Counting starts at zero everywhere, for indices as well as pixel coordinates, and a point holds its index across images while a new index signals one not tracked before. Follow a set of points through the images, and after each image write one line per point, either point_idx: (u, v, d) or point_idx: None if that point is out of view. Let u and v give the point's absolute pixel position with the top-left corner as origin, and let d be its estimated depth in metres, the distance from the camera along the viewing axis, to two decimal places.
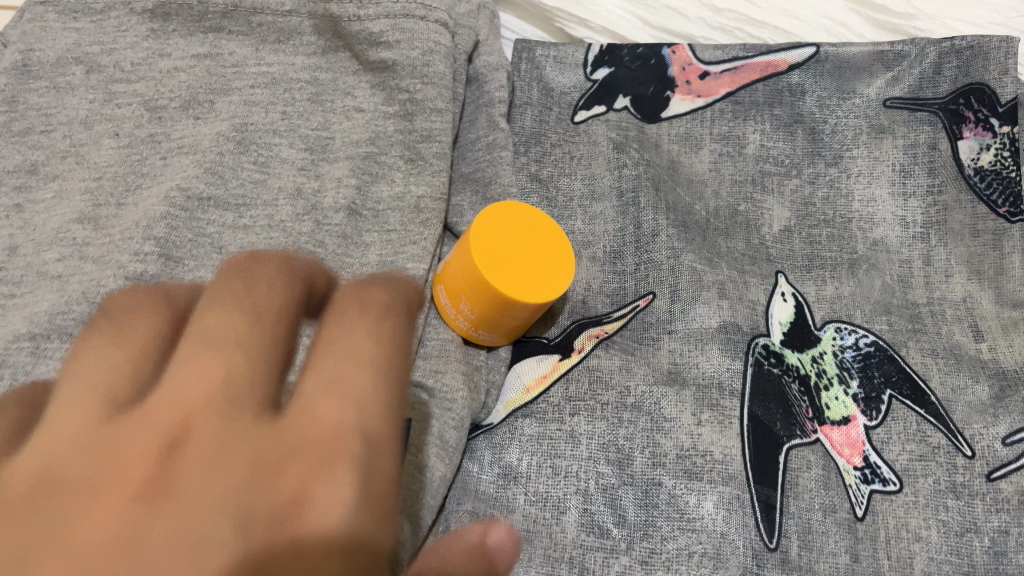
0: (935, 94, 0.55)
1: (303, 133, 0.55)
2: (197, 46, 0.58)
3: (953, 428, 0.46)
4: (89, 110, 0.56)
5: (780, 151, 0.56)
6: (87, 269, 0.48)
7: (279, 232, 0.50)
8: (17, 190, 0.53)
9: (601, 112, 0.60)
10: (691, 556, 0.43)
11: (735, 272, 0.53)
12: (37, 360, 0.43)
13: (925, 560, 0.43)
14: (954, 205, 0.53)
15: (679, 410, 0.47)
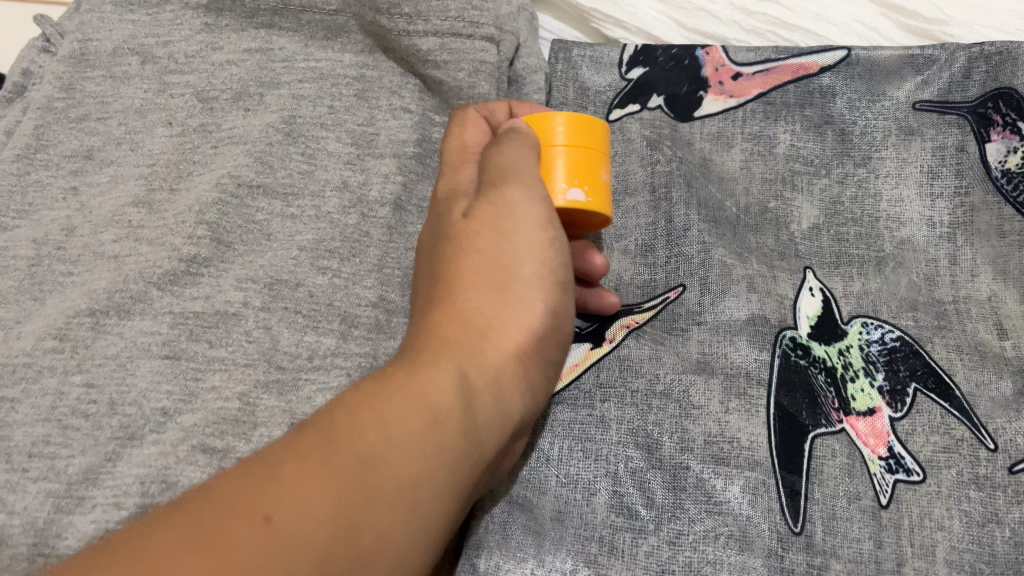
0: (964, 98, 0.56)
1: (350, 128, 0.57)
2: (249, 40, 0.60)
3: (977, 422, 0.48)
4: (143, 100, 0.58)
5: (809, 151, 0.58)
6: (143, 251, 0.51)
7: (326, 224, 0.53)
8: (74, 174, 0.56)
9: (635, 111, 0.61)
10: (717, 538, 0.45)
11: (765, 266, 0.55)
12: (96, 337, 0.47)
13: (947, 549, 0.44)
14: (981, 206, 0.53)
15: (707, 398, 0.49)
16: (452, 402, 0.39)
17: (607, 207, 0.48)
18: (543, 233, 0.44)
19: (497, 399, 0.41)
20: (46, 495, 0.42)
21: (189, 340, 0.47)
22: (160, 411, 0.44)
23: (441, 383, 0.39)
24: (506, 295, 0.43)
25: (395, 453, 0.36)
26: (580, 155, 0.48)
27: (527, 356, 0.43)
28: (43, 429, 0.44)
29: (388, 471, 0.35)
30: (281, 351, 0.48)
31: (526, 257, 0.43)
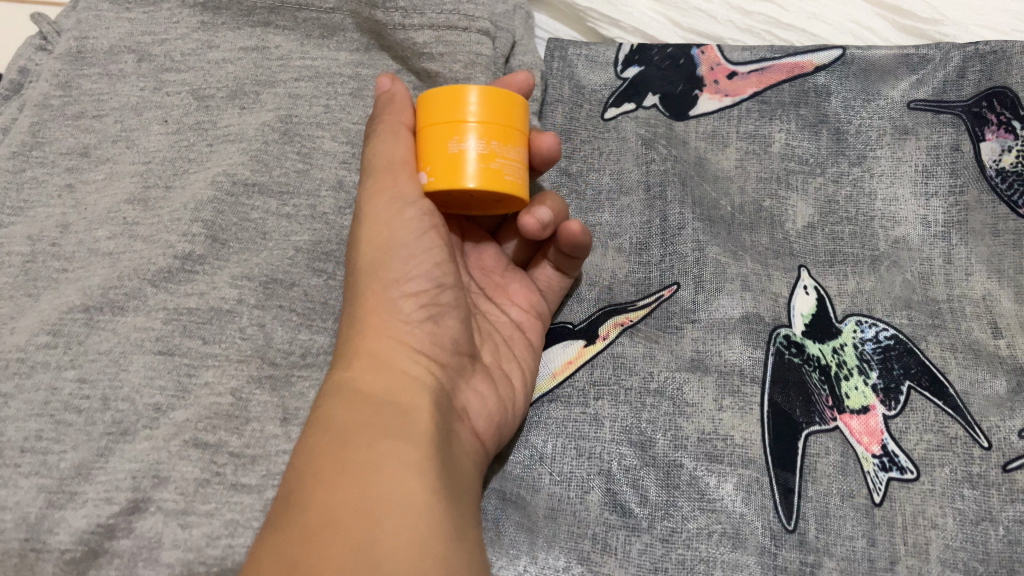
0: (959, 97, 0.56)
1: (345, 127, 0.57)
2: (245, 38, 0.60)
3: (971, 420, 0.48)
4: (139, 98, 0.58)
5: (805, 150, 0.58)
6: (137, 248, 0.51)
7: (321, 225, 0.53)
8: (69, 171, 0.56)
9: (631, 110, 0.61)
10: (711, 535, 0.45)
11: (759, 265, 0.54)
12: (90, 333, 0.47)
13: (941, 547, 0.44)
14: (975, 205, 0.53)
15: (701, 395, 0.49)
16: (349, 400, 0.41)
17: (515, 189, 0.45)
18: (394, 206, 0.46)
19: (397, 369, 0.42)
20: (37, 489, 0.42)
21: (181, 335, 0.47)
22: (152, 406, 0.44)
23: (338, 392, 0.41)
24: (373, 293, 0.45)
25: (327, 460, 0.38)
26: (493, 134, 0.44)
27: (411, 324, 0.45)
28: (35, 424, 0.44)
29: (328, 473, 0.37)
30: (275, 347, 0.48)
31: (376, 245, 0.46)
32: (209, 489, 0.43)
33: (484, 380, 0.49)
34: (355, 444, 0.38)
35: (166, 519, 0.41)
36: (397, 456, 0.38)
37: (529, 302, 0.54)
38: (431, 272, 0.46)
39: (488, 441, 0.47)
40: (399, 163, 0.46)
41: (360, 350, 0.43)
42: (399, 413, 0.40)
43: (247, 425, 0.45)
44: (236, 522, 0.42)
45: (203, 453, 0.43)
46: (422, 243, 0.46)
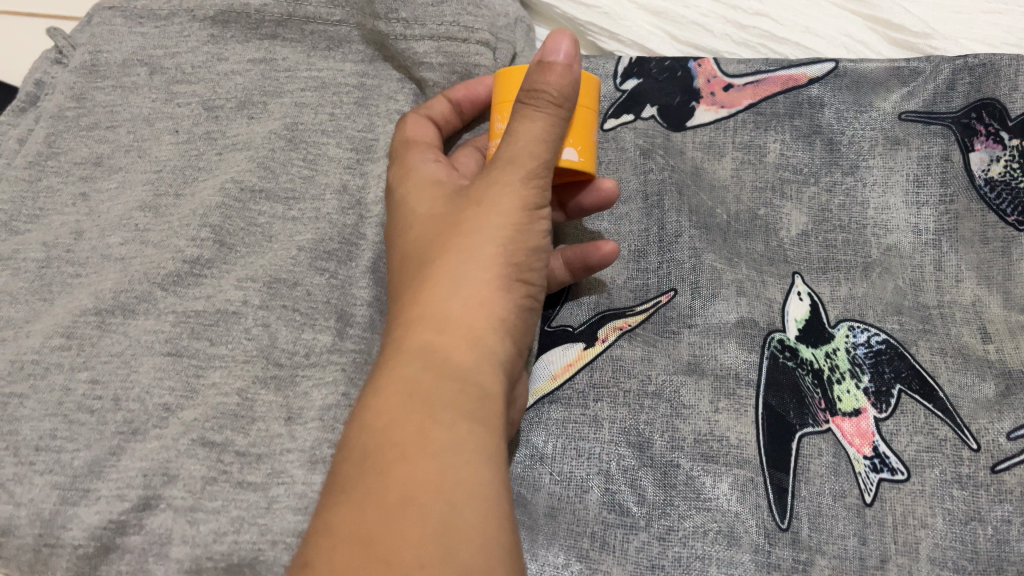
0: (948, 108, 0.57)
1: (350, 135, 0.58)
2: (253, 51, 0.62)
3: (960, 422, 0.49)
4: (151, 108, 0.60)
5: (799, 160, 0.59)
6: (148, 253, 0.52)
7: (326, 224, 0.55)
8: (83, 180, 0.57)
9: (629, 120, 0.63)
10: (706, 533, 0.46)
11: (754, 271, 0.56)
12: (102, 336, 0.48)
13: (930, 546, 0.45)
14: (965, 213, 0.55)
15: (697, 397, 0.50)
16: (439, 371, 0.40)
17: (586, 164, 0.49)
18: (534, 200, 0.45)
19: (489, 355, 0.42)
20: (51, 486, 0.43)
21: (190, 337, 0.48)
22: (161, 406, 0.46)
23: (429, 357, 0.41)
24: (485, 266, 0.44)
25: (415, 431, 0.38)
26: (569, 116, 0.48)
27: (510, 310, 0.44)
28: (50, 424, 0.45)
29: (418, 442, 0.37)
30: (279, 348, 0.49)
31: (499, 224, 0.44)
32: (216, 487, 0.44)
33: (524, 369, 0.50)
34: (446, 426, 0.38)
35: (176, 515, 0.43)
36: (480, 445, 0.38)
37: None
38: (535, 268, 0.46)
39: (516, 420, 0.49)
40: (536, 155, 0.45)
41: (462, 324, 0.42)
42: (487, 403, 0.40)
43: (253, 425, 0.46)
44: (242, 519, 0.43)
45: (210, 451, 0.45)
46: (540, 241, 0.46)
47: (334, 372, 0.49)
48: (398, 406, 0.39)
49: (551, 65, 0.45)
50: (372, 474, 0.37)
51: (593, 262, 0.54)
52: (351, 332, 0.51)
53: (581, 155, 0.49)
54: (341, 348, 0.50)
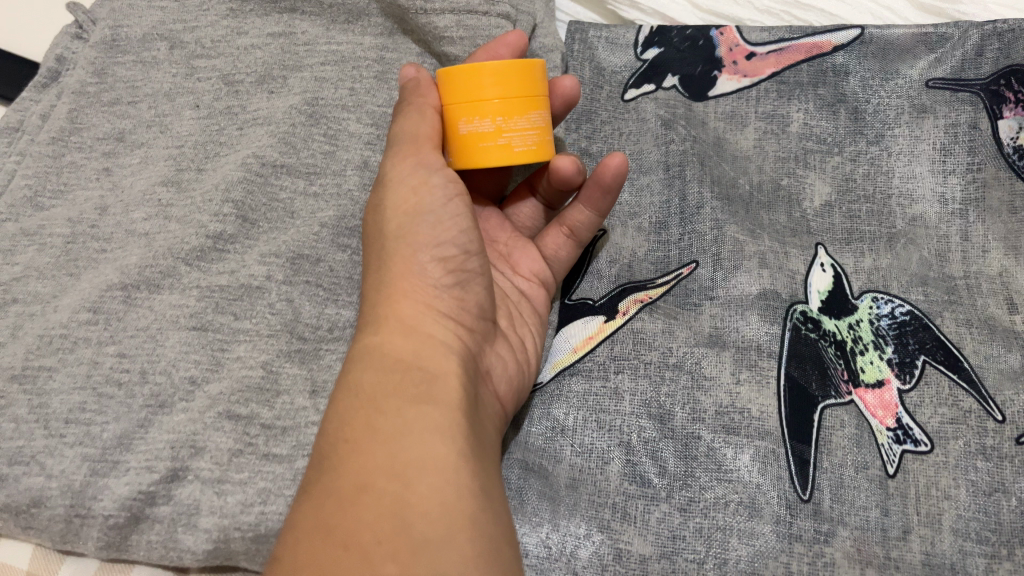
0: (977, 75, 0.56)
1: (370, 109, 0.58)
2: (272, 24, 0.62)
3: (986, 394, 0.48)
4: (172, 83, 0.60)
5: (823, 129, 0.58)
6: (171, 228, 0.53)
7: (346, 201, 0.55)
8: (106, 155, 0.58)
9: (650, 91, 0.62)
10: (728, 504, 0.46)
11: (776, 242, 0.55)
12: (128, 310, 0.49)
13: (954, 517, 0.45)
14: (993, 182, 0.54)
15: (719, 369, 0.50)
16: (373, 365, 0.41)
17: (538, 154, 0.47)
18: (418, 174, 0.47)
19: (424, 334, 0.43)
20: (81, 458, 0.44)
21: (214, 312, 0.49)
22: (188, 379, 0.46)
23: (365, 357, 0.42)
24: (403, 253, 0.46)
25: (359, 425, 0.39)
26: (507, 109, 0.46)
27: (438, 287, 0.45)
28: (79, 397, 0.46)
29: (361, 438, 0.38)
30: (303, 323, 0.50)
31: (402, 211, 0.46)
32: (242, 459, 0.44)
33: (506, 345, 0.50)
34: (385, 415, 0.39)
35: (203, 487, 0.43)
36: (425, 417, 0.38)
37: (532, 271, 0.56)
38: (457, 237, 0.46)
39: (508, 403, 0.49)
40: (416, 138, 0.47)
41: (388, 316, 0.44)
42: (426, 379, 0.41)
43: (278, 398, 0.47)
44: (268, 491, 0.44)
45: (236, 424, 0.45)
46: (448, 210, 0.46)
47: None
48: (341, 412, 0.40)
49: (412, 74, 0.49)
50: (326, 484, 0.37)
51: (607, 182, 0.52)
52: None
53: (532, 146, 0.47)
54: None
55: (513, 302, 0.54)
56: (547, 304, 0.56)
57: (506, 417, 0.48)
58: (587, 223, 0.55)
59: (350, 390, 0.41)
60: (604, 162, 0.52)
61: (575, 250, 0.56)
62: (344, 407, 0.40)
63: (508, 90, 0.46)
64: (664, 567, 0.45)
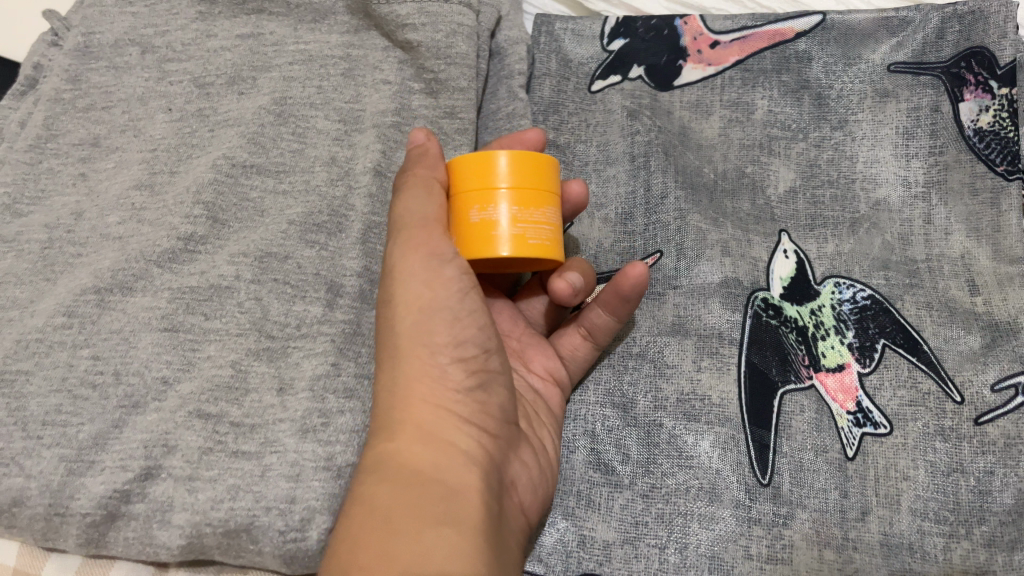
0: (938, 58, 0.57)
1: (337, 106, 0.59)
2: (241, 26, 0.63)
3: (944, 375, 0.49)
4: (144, 88, 0.61)
5: (787, 116, 0.59)
6: (144, 231, 0.54)
7: (314, 197, 0.55)
8: (82, 161, 0.59)
9: (617, 82, 0.63)
10: (689, 490, 0.47)
11: (740, 230, 0.56)
12: (101, 313, 0.50)
13: (912, 497, 0.46)
14: (954, 164, 0.54)
15: (681, 357, 0.51)
16: (390, 479, 0.38)
17: (551, 251, 0.46)
18: (431, 264, 0.43)
19: (443, 443, 0.40)
20: (58, 459, 0.46)
21: (185, 312, 0.50)
22: (160, 379, 0.48)
23: (378, 471, 0.38)
24: (417, 351, 0.41)
25: (374, 552, 0.35)
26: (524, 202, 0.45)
27: (457, 391, 0.41)
28: (55, 399, 0.47)
29: (379, 564, 0.34)
30: (271, 321, 0.51)
31: (415, 305, 0.42)
32: (213, 456, 0.46)
33: (528, 450, 0.46)
34: (403, 537, 0.35)
35: (176, 484, 0.45)
36: (449, 547, 0.35)
37: (547, 369, 0.51)
38: (476, 336, 0.42)
39: (529, 512, 0.45)
40: (426, 223, 0.44)
41: (404, 421, 0.40)
42: (447, 496, 0.37)
43: (246, 396, 0.48)
44: (238, 487, 0.45)
45: (206, 423, 0.46)
46: (467, 304, 0.42)
47: (324, 344, 0.50)
48: (353, 533, 0.36)
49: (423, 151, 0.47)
50: None
51: (625, 291, 0.48)
52: (341, 302, 0.52)
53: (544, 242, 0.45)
54: (331, 318, 0.51)
55: (528, 401, 0.49)
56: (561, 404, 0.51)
57: (528, 527, 0.45)
58: (607, 327, 0.51)
59: (363, 506, 0.37)
60: (624, 270, 0.48)
61: (592, 353, 0.52)
62: (357, 527, 0.36)
63: (524, 175, 0.45)
64: (627, 552, 0.46)
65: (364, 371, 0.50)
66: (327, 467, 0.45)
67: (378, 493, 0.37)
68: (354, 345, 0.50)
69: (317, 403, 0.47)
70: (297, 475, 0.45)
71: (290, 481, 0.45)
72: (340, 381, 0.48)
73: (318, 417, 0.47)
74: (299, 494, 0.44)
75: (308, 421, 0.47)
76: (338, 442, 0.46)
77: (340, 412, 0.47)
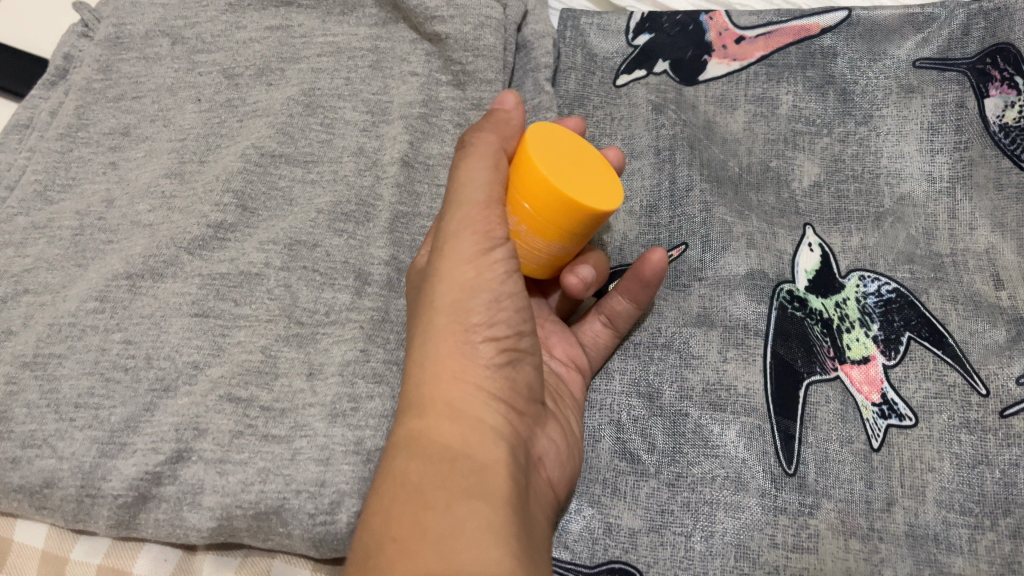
0: (964, 54, 0.57)
1: (364, 98, 0.60)
2: (270, 18, 0.64)
3: (970, 368, 0.49)
4: (174, 78, 0.62)
5: (811, 111, 0.59)
6: (174, 219, 0.54)
7: (342, 186, 0.56)
8: (112, 150, 0.59)
9: (642, 76, 0.63)
10: (714, 479, 0.47)
11: (765, 223, 0.56)
12: (133, 298, 0.51)
13: (937, 489, 0.46)
14: (979, 159, 0.55)
15: (706, 347, 0.51)
16: (422, 456, 0.38)
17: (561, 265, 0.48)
18: (480, 245, 0.42)
19: (473, 422, 0.39)
20: (91, 441, 0.46)
21: (216, 299, 0.51)
22: (191, 364, 0.48)
23: (410, 446, 0.38)
24: (455, 329, 0.41)
25: (407, 527, 0.36)
26: (552, 233, 0.44)
27: (490, 368, 0.41)
28: (87, 382, 0.48)
29: (409, 542, 0.35)
30: (300, 307, 0.51)
31: (457, 281, 0.41)
32: (243, 440, 0.46)
33: (554, 427, 0.47)
34: (436, 512, 0.36)
35: (206, 467, 0.45)
36: (481, 526, 0.35)
37: (569, 355, 0.52)
38: (511, 316, 0.42)
39: (557, 487, 0.46)
40: (487, 202, 0.43)
41: (437, 399, 0.39)
42: (475, 471, 0.38)
43: (276, 380, 0.48)
44: (268, 470, 0.45)
45: (237, 407, 0.47)
46: (508, 285, 0.42)
47: (353, 330, 0.50)
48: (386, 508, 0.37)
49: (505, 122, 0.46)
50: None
51: (646, 277, 0.50)
52: (369, 289, 0.52)
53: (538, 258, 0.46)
54: (359, 306, 0.52)
55: (553, 383, 0.50)
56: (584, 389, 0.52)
57: (557, 502, 0.46)
58: (627, 313, 0.52)
59: (397, 481, 0.37)
60: (645, 257, 0.50)
61: (613, 339, 0.53)
62: (390, 501, 0.37)
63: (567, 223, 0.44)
64: (653, 540, 0.46)
65: (392, 358, 0.50)
66: (356, 451, 0.46)
67: (410, 469, 0.38)
68: (382, 331, 0.51)
69: (346, 388, 0.48)
70: (327, 459, 0.45)
71: (319, 464, 0.45)
72: (370, 366, 0.49)
73: (347, 402, 0.47)
74: (328, 477, 0.45)
75: (338, 406, 0.47)
76: (367, 427, 0.47)
77: (369, 397, 0.48)
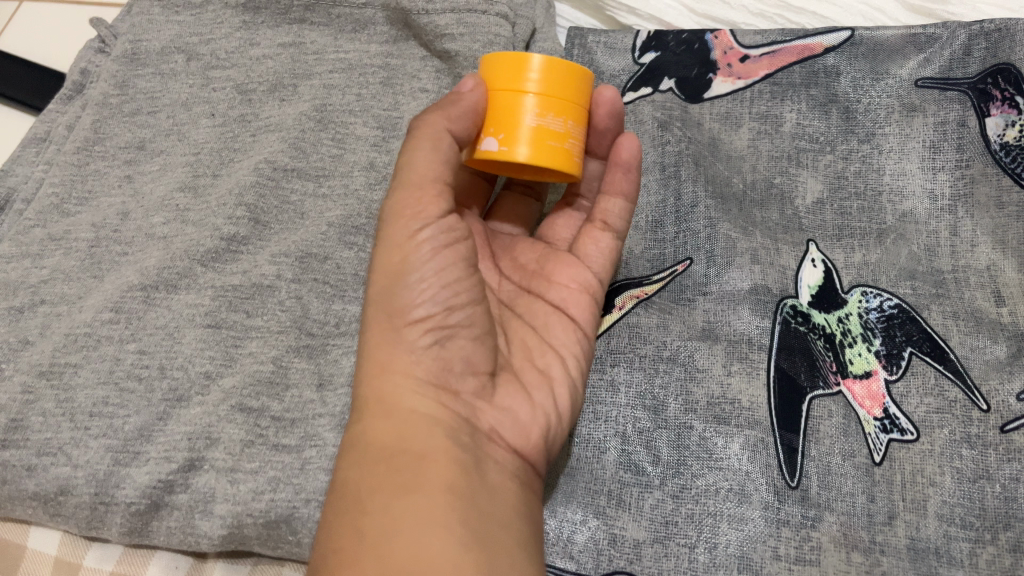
0: (965, 74, 0.58)
1: (375, 113, 0.61)
2: (283, 35, 0.65)
3: (971, 384, 0.50)
4: (189, 94, 0.63)
5: (815, 129, 0.60)
6: (188, 231, 0.55)
7: (353, 201, 0.57)
8: (127, 163, 0.61)
9: (647, 93, 0.64)
10: (718, 491, 0.48)
11: (769, 239, 0.57)
12: (148, 309, 0.52)
13: (938, 503, 0.47)
14: (981, 177, 0.55)
15: (711, 361, 0.52)
16: (362, 459, 0.41)
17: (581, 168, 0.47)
18: (410, 229, 0.44)
19: (404, 413, 0.42)
20: (105, 449, 0.47)
21: (228, 310, 0.52)
22: (203, 374, 0.49)
23: (354, 450, 0.42)
24: (381, 319, 0.45)
25: (348, 531, 0.39)
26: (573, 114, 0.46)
27: (415, 352, 0.44)
28: (102, 391, 0.49)
29: (348, 543, 0.38)
30: (311, 319, 0.52)
31: (389, 274, 0.45)
32: (254, 449, 0.47)
33: (518, 388, 0.47)
34: (369, 514, 0.39)
35: (218, 475, 0.46)
36: (414, 516, 0.38)
37: (580, 281, 0.52)
38: (436, 295, 0.44)
39: (530, 454, 0.46)
40: (428, 182, 0.45)
41: (372, 395, 0.44)
42: (410, 466, 0.40)
43: (287, 391, 0.49)
44: (278, 479, 0.46)
45: (248, 416, 0.48)
46: (431, 265, 0.44)
47: None
48: (335, 513, 0.40)
49: (454, 100, 0.45)
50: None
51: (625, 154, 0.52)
52: None
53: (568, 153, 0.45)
54: None
55: (534, 341, 0.50)
56: (592, 315, 0.52)
57: (530, 469, 0.46)
58: (619, 210, 0.53)
59: (344, 486, 0.41)
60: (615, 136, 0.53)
61: (615, 243, 0.53)
62: (340, 503, 0.40)
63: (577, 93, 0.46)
64: (657, 551, 0.47)
65: None
66: None
67: (354, 474, 0.41)
68: None
69: None
70: (336, 468, 0.46)
71: (329, 474, 0.46)
72: None
73: None
74: None
75: (347, 416, 0.48)
76: None
77: None
